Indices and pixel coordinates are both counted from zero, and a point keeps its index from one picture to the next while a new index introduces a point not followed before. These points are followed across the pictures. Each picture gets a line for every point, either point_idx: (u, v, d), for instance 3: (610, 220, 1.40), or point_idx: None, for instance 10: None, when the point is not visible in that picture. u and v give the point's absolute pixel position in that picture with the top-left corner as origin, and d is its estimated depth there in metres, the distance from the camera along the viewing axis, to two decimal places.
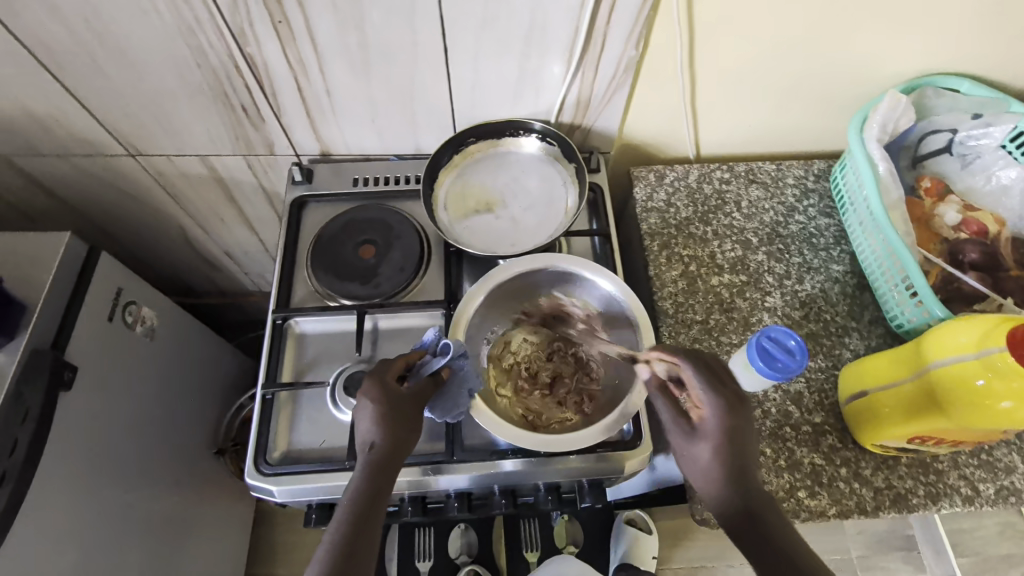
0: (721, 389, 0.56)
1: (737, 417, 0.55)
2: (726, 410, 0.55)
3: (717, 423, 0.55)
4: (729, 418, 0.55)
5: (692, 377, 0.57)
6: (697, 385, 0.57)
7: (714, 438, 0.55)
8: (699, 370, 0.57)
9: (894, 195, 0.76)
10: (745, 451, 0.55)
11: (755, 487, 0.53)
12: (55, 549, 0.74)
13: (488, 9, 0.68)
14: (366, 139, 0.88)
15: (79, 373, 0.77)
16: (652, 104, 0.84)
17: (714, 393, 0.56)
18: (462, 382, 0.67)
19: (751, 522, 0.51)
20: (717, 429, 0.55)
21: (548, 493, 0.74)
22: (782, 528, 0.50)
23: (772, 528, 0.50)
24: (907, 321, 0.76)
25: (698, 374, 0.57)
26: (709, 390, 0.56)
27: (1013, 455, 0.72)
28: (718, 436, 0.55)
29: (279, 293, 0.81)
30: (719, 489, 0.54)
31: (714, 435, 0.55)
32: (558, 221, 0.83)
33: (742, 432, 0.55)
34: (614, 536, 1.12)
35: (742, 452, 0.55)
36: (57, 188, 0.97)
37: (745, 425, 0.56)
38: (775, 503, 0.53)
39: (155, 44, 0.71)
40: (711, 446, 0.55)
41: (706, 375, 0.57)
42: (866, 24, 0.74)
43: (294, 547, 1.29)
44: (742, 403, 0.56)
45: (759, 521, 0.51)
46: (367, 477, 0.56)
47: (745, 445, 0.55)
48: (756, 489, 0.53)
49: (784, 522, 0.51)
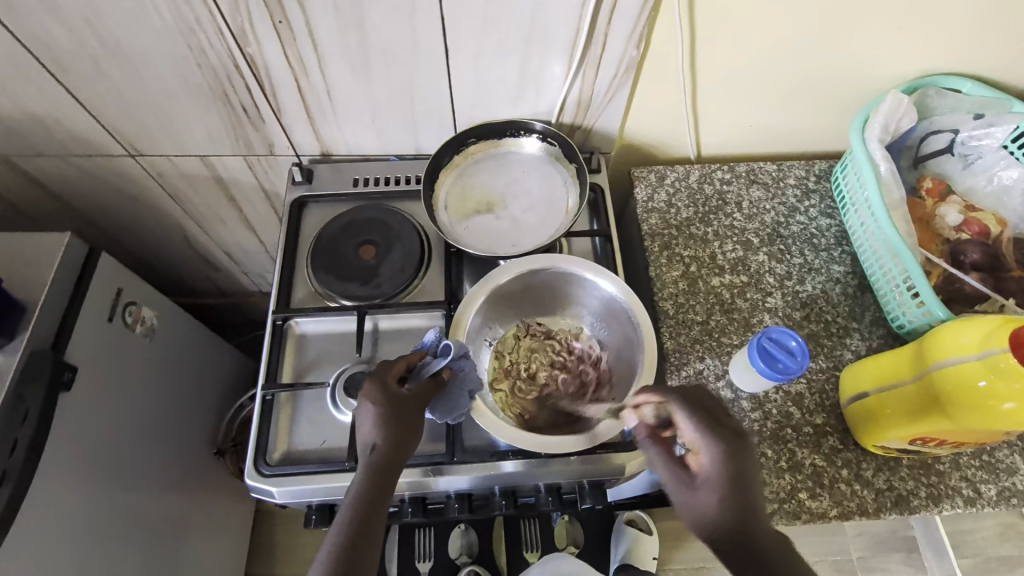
0: (716, 429, 0.54)
1: (738, 458, 0.53)
2: (723, 451, 0.53)
3: (716, 466, 0.52)
4: (728, 459, 0.52)
5: (684, 422, 0.56)
6: (691, 429, 0.55)
7: (713, 482, 0.52)
8: (692, 413, 0.56)
9: (896, 195, 0.76)
10: (750, 493, 0.51)
11: (763, 530, 0.49)
12: (55, 550, 0.74)
13: (489, 9, 0.68)
14: (366, 139, 0.88)
15: (79, 374, 0.76)
16: (653, 105, 0.84)
17: (709, 433, 0.53)
18: (463, 384, 0.66)
19: (755, 560, 0.47)
20: (717, 473, 0.52)
21: (548, 494, 0.74)
22: (795, 569, 0.46)
23: (779, 564, 0.46)
24: (908, 322, 0.75)
25: (690, 418, 0.55)
26: (703, 432, 0.54)
27: (1015, 456, 0.71)
28: (718, 481, 0.52)
29: (279, 294, 0.81)
30: (722, 532, 0.50)
31: (714, 479, 0.52)
32: (559, 222, 0.83)
33: (745, 473, 0.52)
34: (615, 536, 1.15)
35: (745, 494, 0.51)
36: (58, 189, 0.97)
37: (749, 467, 0.53)
38: (782, 539, 0.49)
39: (155, 44, 0.71)
40: (713, 491, 0.52)
41: (698, 417, 0.55)
42: (868, 24, 0.74)
43: (294, 547, 1.28)
44: (742, 443, 0.54)
45: (764, 557, 0.47)
46: (368, 482, 0.55)
47: (749, 487, 0.52)
48: (761, 525, 0.49)
49: (790, 556, 0.47)
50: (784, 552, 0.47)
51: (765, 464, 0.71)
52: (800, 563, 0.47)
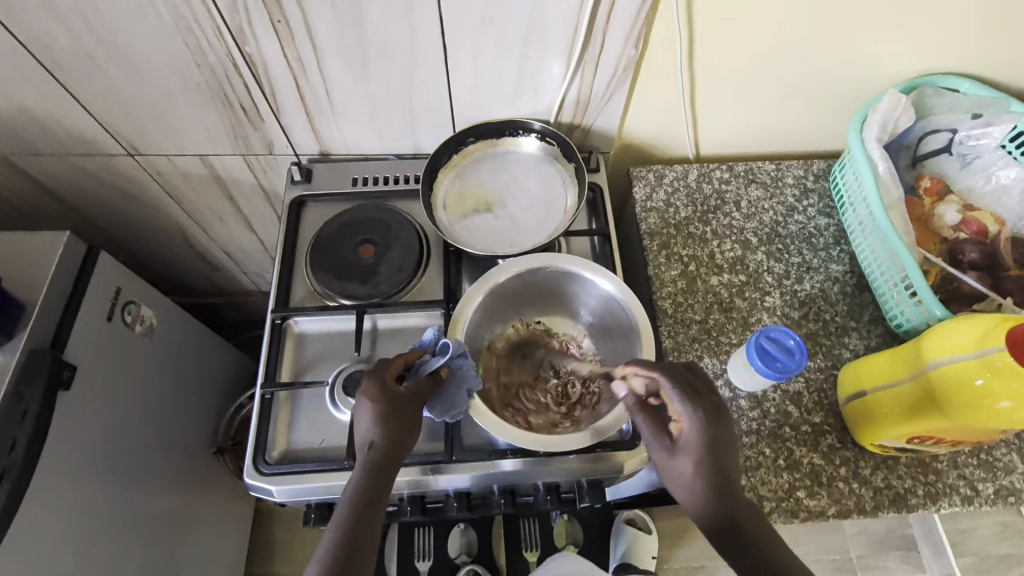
0: (699, 400, 0.54)
1: (719, 431, 0.53)
2: (707, 424, 0.53)
3: (699, 438, 0.53)
4: (711, 432, 0.53)
5: (669, 391, 0.55)
6: (675, 400, 0.55)
7: (695, 453, 0.53)
8: (677, 385, 0.55)
9: (894, 194, 0.76)
10: (729, 465, 0.53)
11: (738, 503, 0.52)
12: (55, 549, 0.74)
13: (487, 8, 0.68)
14: (365, 138, 0.88)
15: (78, 373, 0.76)
16: (651, 104, 0.84)
17: (693, 406, 0.54)
18: (461, 382, 0.66)
19: (735, 536, 0.50)
20: (699, 444, 0.53)
21: (547, 493, 0.74)
22: (765, 541, 0.49)
23: (753, 537, 0.49)
24: (906, 321, 0.76)
25: (676, 389, 0.55)
26: (688, 404, 0.54)
27: (1012, 454, 0.72)
28: (700, 451, 0.52)
29: (279, 293, 0.81)
30: (704, 504, 0.52)
31: (696, 450, 0.53)
32: (557, 221, 0.83)
33: (725, 445, 0.53)
34: (614, 535, 1.14)
35: (724, 467, 0.53)
36: (57, 188, 0.97)
37: (727, 437, 0.54)
38: (759, 515, 0.52)
39: (154, 43, 0.71)
40: (695, 463, 0.53)
41: (683, 388, 0.55)
42: (866, 24, 0.74)
43: (293, 546, 1.29)
44: (722, 415, 0.54)
45: (745, 535, 0.49)
46: (367, 478, 0.56)
47: (727, 458, 0.53)
48: (740, 501, 0.52)
49: (767, 533, 0.50)
50: (763, 530, 0.50)
51: (763, 463, 0.71)
52: (776, 539, 0.50)
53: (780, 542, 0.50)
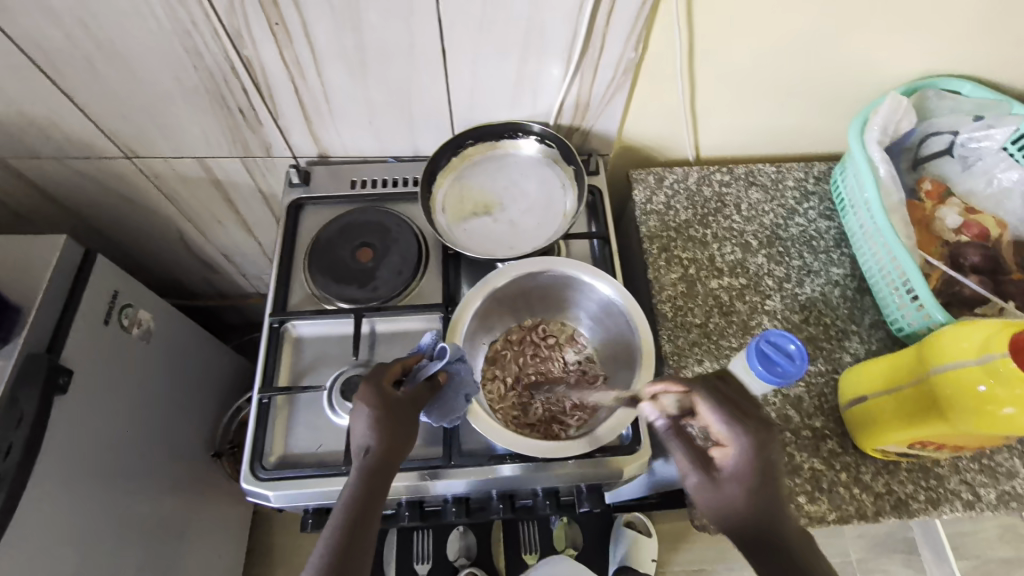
0: (742, 420, 0.53)
1: (766, 452, 0.52)
2: (754, 445, 0.52)
3: (745, 460, 0.51)
4: (757, 454, 0.51)
5: (708, 412, 0.54)
6: (717, 419, 0.53)
7: (741, 475, 0.51)
8: (717, 402, 0.54)
9: (895, 197, 0.76)
10: (775, 485, 0.52)
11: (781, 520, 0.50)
12: (53, 554, 0.74)
13: (486, 9, 0.68)
14: (363, 141, 0.88)
15: (74, 377, 0.76)
16: (652, 107, 0.83)
17: (739, 427, 0.52)
18: (458, 387, 0.65)
19: (778, 557, 0.48)
20: (746, 464, 0.51)
21: (547, 498, 0.74)
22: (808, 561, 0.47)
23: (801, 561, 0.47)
24: (907, 325, 0.75)
25: (715, 407, 0.54)
26: (730, 421, 0.53)
27: (1014, 459, 0.71)
28: (746, 471, 0.51)
29: (277, 297, 0.81)
30: (749, 524, 0.50)
31: (743, 473, 0.51)
32: (556, 224, 0.82)
33: (771, 464, 0.52)
34: (614, 537, 1.14)
35: (769, 488, 0.51)
36: (52, 190, 0.96)
37: (771, 455, 0.52)
38: (804, 535, 0.50)
39: (149, 45, 0.70)
40: (741, 484, 0.51)
41: (723, 407, 0.54)
42: (869, 25, 0.73)
43: (294, 548, 1.28)
44: (766, 432, 0.53)
45: (791, 560, 0.47)
46: (361, 483, 0.55)
47: (773, 479, 0.52)
48: (787, 520, 0.50)
49: (816, 555, 0.48)
50: (809, 551, 0.48)
51: None
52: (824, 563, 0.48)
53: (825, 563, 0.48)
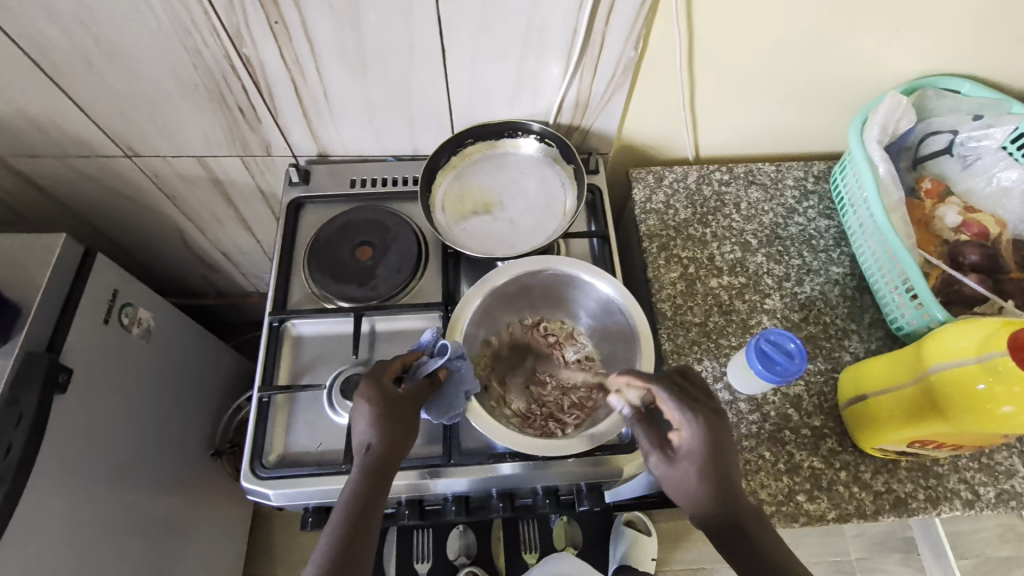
0: (696, 407, 0.54)
1: (719, 436, 0.53)
2: (706, 429, 0.52)
3: (699, 444, 0.52)
4: (710, 437, 0.52)
5: (665, 400, 0.55)
6: (673, 407, 0.54)
7: (696, 459, 0.52)
8: (672, 391, 0.55)
9: (894, 196, 0.76)
10: (732, 466, 0.52)
11: (740, 503, 0.51)
12: (52, 552, 0.74)
13: (486, 9, 0.68)
14: (363, 140, 0.88)
15: (74, 376, 0.76)
16: (651, 106, 0.83)
17: (690, 412, 0.53)
18: (458, 384, 0.66)
19: (739, 539, 0.50)
20: (699, 448, 0.52)
21: (546, 496, 0.74)
22: (766, 543, 0.49)
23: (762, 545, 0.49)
24: (907, 324, 0.75)
25: (671, 396, 0.54)
26: (684, 408, 0.53)
27: (1013, 458, 0.71)
28: (701, 455, 0.52)
29: (277, 295, 0.81)
30: (708, 507, 0.51)
31: (698, 456, 0.52)
32: (556, 223, 0.82)
33: (726, 449, 0.52)
34: (614, 537, 1.15)
35: (726, 470, 0.52)
36: (52, 189, 0.96)
37: (727, 441, 0.53)
38: (762, 517, 0.52)
39: (149, 44, 0.71)
40: (697, 468, 0.52)
41: (677, 395, 0.54)
42: (868, 24, 0.73)
43: (294, 547, 1.28)
44: (719, 418, 0.54)
45: (750, 542, 0.50)
46: (363, 481, 0.55)
47: (729, 460, 0.52)
48: (744, 503, 0.52)
49: (772, 536, 0.50)
50: (765, 531, 0.51)
51: (763, 467, 0.70)
52: (781, 543, 0.50)
53: (780, 540, 0.50)
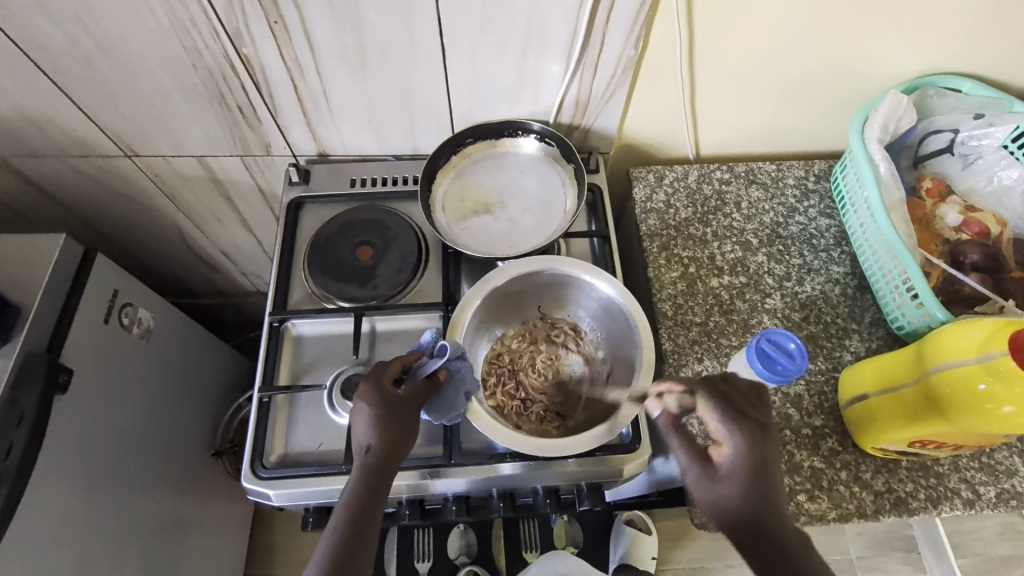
0: (743, 422, 0.54)
1: (762, 452, 0.52)
2: (751, 443, 0.52)
3: (741, 456, 0.52)
4: (752, 451, 0.52)
5: (710, 412, 0.55)
6: (717, 419, 0.54)
7: (737, 472, 0.51)
8: (719, 404, 0.55)
9: (895, 195, 0.76)
10: (772, 485, 0.51)
11: (781, 524, 0.49)
12: (53, 553, 0.74)
13: (486, 8, 0.68)
14: (363, 139, 0.88)
15: (75, 376, 0.76)
16: (651, 105, 0.83)
17: (737, 424, 0.53)
18: (458, 385, 0.65)
19: (780, 559, 0.47)
20: (742, 461, 0.51)
21: (547, 497, 0.75)
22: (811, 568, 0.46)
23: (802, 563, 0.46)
24: (908, 323, 0.75)
25: (716, 408, 0.55)
26: (729, 421, 0.54)
27: (1014, 458, 0.71)
28: (742, 469, 0.51)
29: (277, 295, 0.81)
30: (747, 521, 0.49)
31: (742, 469, 0.51)
32: (556, 223, 0.82)
33: (768, 466, 0.52)
34: (614, 535, 1.13)
35: (768, 488, 0.51)
36: (51, 189, 0.96)
37: (769, 458, 0.52)
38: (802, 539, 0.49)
39: (148, 44, 0.70)
40: (737, 481, 0.51)
41: (725, 408, 0.55)
42: (869, 23, 0.73)
43: (294, 547, 1.28)
44: (764, 436, 0.54)
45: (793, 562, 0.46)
46: (363, 480, 0.55)
47: (771, 479, 0.51)
48: (785, 520, 0.49)
49: (813, 558, 0.47)
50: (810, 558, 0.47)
51: None
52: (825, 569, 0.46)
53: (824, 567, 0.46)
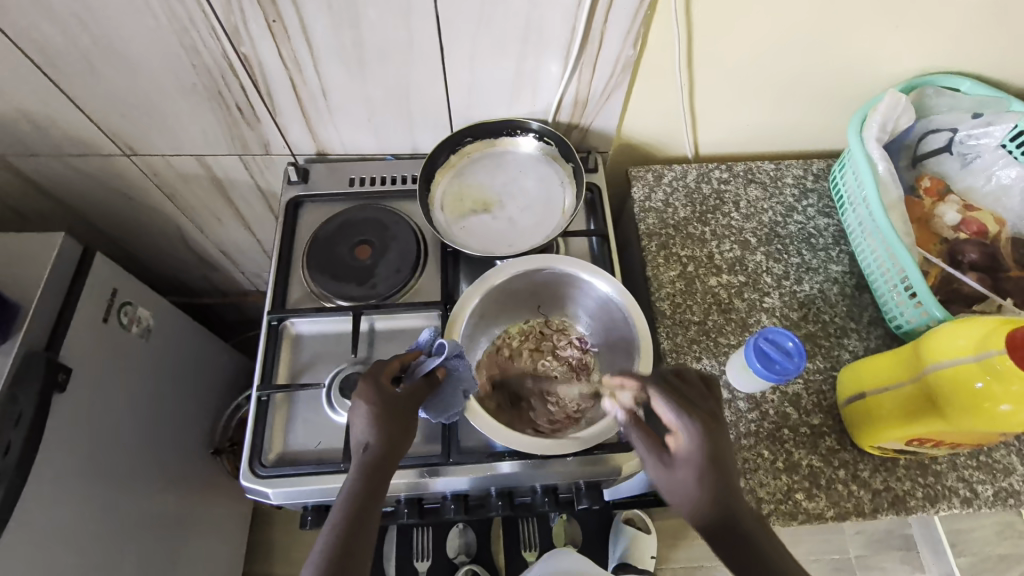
0: (694, 411, 0.53)
1: (716, 440, 0.52)
2: (704, 433, 0.52)
3: (694, 448, 0.52)
4: (705, 441, 0.52)
5: (661, 404, 0.55)
6: (668, 411, 0.54)
7: (694, 465, 0.51)
8: (668, 395, 0.55)
9: (894, 194, 0.76)
10: (729, 472, 0.52)
11: (743, 513, 0.50)
12: (52, 552, 0.74)
13: (484, 8, 0.68)
14: (362, 139, 0.88)
15: (74, 374, 0.76)
16: (650, 104, 0.83)
17: (687, 416, 0.53)
18: (457, 382, 0.66)
19: (743, 551, 0.48)
20: (696, 452, 0.52)
21: (545, 495, 0.74)
22: (774, 558, 0.47)
23: (765, 553, 0.47)
24: (906, 322, 0.75)
25: (666, 399, 0.54)
26: (680, 412, 0.53)
27: (1012, 457, 0.71)
28: (698, 460, 0.51)
29: (276, 294, 0.81)
30: (708, 514, 0.50)
31: (696, 461, 0.51)
32: (555, 221, 0.82)
33: (724, 454, 0.52)
34: (614, 535, 1.15)
35: (725, 476, 0.51)
36: (51, 188, 0.96)
37: (725, 445, 0.53)
38: (765, 524, 0.50)
39: (147, 42, 0.70)
40: (695, 474, 0.51)
41: (674, 398, 0.54)
42: (867, 22, 0.73)
43: (293, 546, 1.28)
44: (717, 423, 0.54)
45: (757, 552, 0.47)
46: (362, 478, 0.55)
47: (727, 466, 0.52)
48: (746, 509, 0.50)
49: (776, 546, 0.48)
50: (775, 546, 0.48)
51: (761, 465, 0.71)
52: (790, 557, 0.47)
53: (788, 553, 0.48)
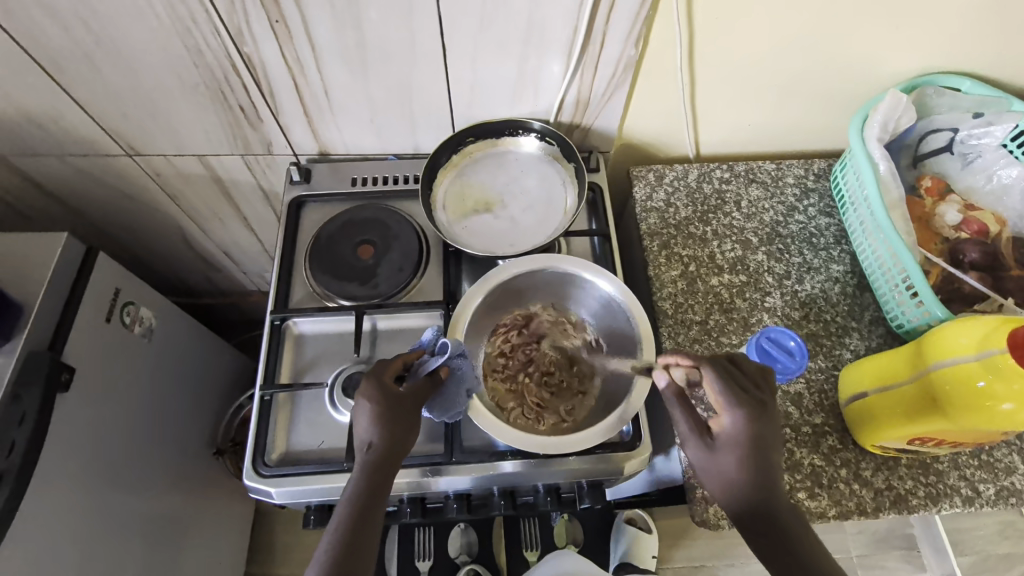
0: (743, 397, 0.54)
1: (762, 427, 0.53)
2: (750, 419, 0.53)
3: (739, 431, 0.53)
4: (751, 426, 0.53)
5: (713, 385, 0.55)
6: (718, 392, 0.55)
7: (736, 447, 0.53)
8: (721, 377, 0.55)
9: (895, 194, 0.76)
10: (769, 459, 0.53)
11: (777, 500, 0.51)
12: (55, 551, 0.74)
13: (486, 8, 0.68)
14: (365, 139, 0.88)
15: (77, 374, 0.76)
16: (652, 104, 0.83)
17: (736, 400, 0.54)
18: (460, 382, 0.66)
19: (774, 536, 0.50)
20: (740, 436, 0.53)
21: (547, 494, 0.74)
22: (805, 547, 0.49)
23: (796, 541, 0.49)
24: (908, 322, 0.75)
25: (718, 379, 0.55)
26: (730, 396, 0.54)
27: (1013, 455, 0.71)
28: (742, 443, 0.53)
29: (278, 293, 0.81)
30: (744, 497, 0.52)
31: (739, 443, 0.53)
32: (557, 221, 0.83)
33: (767, 441, 0.53)
34: (614, 535, 1.12)
35: (765, 462, 0.53)
36: (53, 188, 0.96)
37: (769, 432, 0.54)
38: (798, 515, 0.52)
39: (149, 42, 0.71)
40: (736, 456, 0.53)
41: (727, 380, 0.55)
42: (868, 22, 0.73)
43: (295, 546, 1.28)
44: (764, 410, 0.54)
45: (789, 540, 0.49)
46: (365, 477, 0.56)
47: (769, 454, 0.53)
48: (777, 495, 0.52)
49: (807, 535, 0.50)
50: (808, 536, 0.50)
51: None
52: (819, 547, 0.49)
53: (818, 542, 0.50)
